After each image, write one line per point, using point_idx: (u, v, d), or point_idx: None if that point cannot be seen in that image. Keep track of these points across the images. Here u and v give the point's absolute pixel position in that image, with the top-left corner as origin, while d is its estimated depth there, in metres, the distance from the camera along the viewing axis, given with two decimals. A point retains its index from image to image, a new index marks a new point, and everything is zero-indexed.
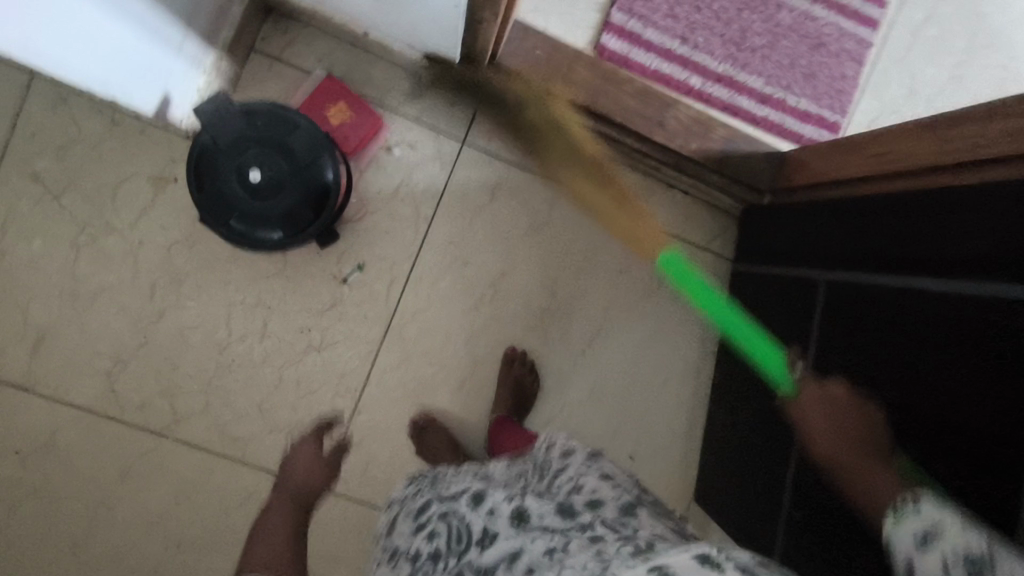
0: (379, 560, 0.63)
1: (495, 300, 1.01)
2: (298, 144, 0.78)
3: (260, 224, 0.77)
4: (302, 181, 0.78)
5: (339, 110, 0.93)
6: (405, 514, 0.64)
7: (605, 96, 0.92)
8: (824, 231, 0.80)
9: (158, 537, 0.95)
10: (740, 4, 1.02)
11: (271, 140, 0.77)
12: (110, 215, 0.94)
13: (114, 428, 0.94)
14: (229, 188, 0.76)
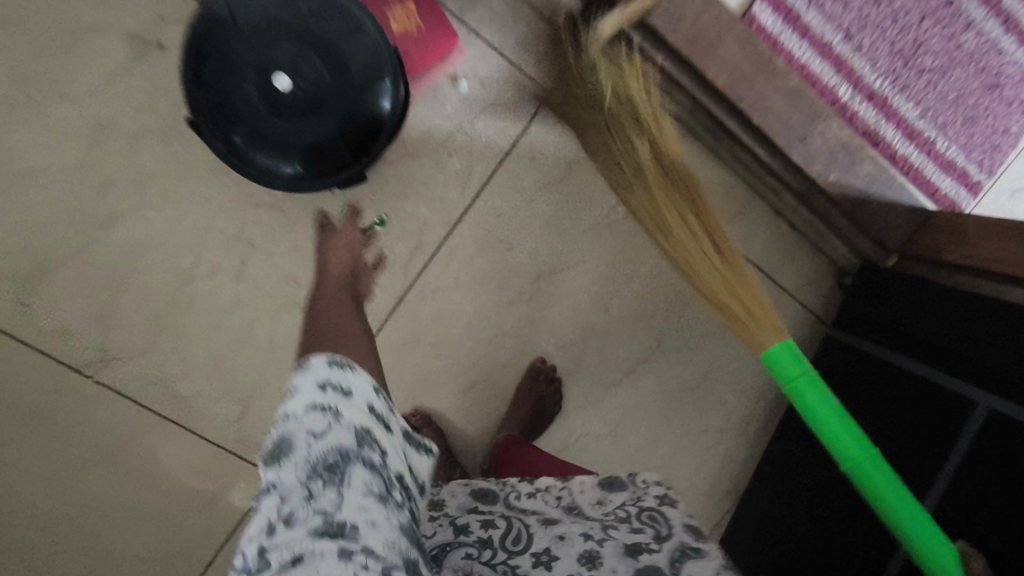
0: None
1: (535, 298, 0.82)
2: (345, 53, 0.63)
3: (274, 147, 0.65)
4: (340, 101, 0.65)
5: (404, 11, 0.71)
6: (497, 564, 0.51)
7: (749, 87, 0.71)
8: (943, 319, 0.68)
9: (56, 494, 0.75)
10: (926, 7, 0.80)
11: (309, 39, 0.63)
12: (67, 75, 0.70)
13: (20, 350, 0.73)
14: (244, 93, 0.64)
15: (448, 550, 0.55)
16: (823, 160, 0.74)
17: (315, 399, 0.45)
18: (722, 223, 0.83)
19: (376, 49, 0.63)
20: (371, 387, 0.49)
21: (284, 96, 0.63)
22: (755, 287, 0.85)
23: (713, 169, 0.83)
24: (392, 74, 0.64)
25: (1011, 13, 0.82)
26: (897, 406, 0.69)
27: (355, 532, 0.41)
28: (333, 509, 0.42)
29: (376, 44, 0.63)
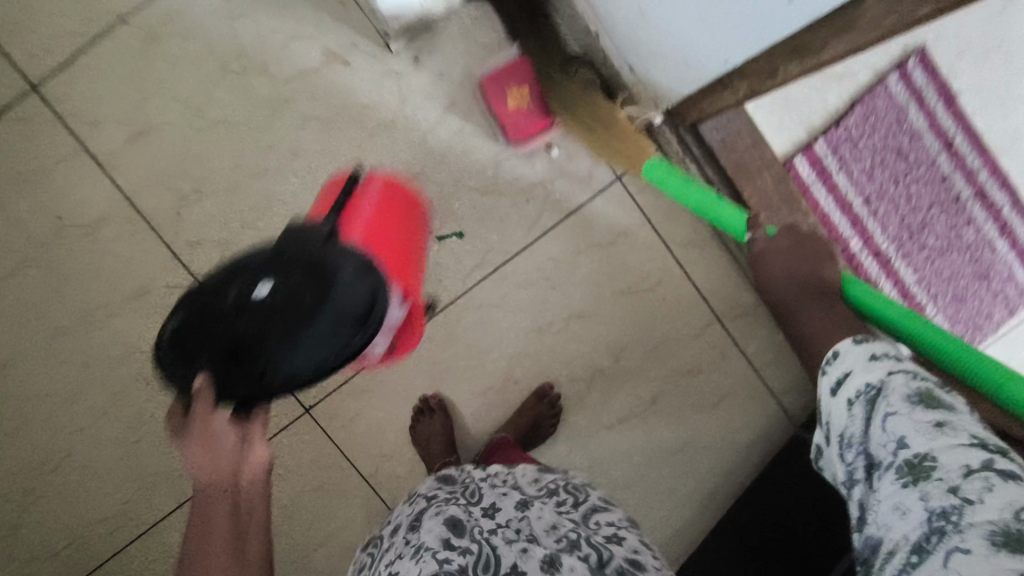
0: (399, 552, 0.59)
1: (560, 334, 0.97)
2: (339, 295, 0.66)
3: (218, 356, 0.63)
4: (310, 339, 0.66)
5: (520, 95, 0.89)
6: (435, 513, 0.61)
7: (775, 214, 0.88)
8: None
9: (136, 368, 0.93)
10: (936, 198, 0.97)
11: (303, 286, 0.66)
12: (270, 59, 0.90)
13: (157, 247, 0.91)
14: (227, 299, 0.65)
15: (425, 508, 0.63)
16: None
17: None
18: (729, 318, 0.98)
19: (364, 306, 0.68)
20: None
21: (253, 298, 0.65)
22: (744, 380, 0.99)
23: (736, 274, 0.97)
24: (358, 340, 0.68)
25: (1009, 223, 0.99)
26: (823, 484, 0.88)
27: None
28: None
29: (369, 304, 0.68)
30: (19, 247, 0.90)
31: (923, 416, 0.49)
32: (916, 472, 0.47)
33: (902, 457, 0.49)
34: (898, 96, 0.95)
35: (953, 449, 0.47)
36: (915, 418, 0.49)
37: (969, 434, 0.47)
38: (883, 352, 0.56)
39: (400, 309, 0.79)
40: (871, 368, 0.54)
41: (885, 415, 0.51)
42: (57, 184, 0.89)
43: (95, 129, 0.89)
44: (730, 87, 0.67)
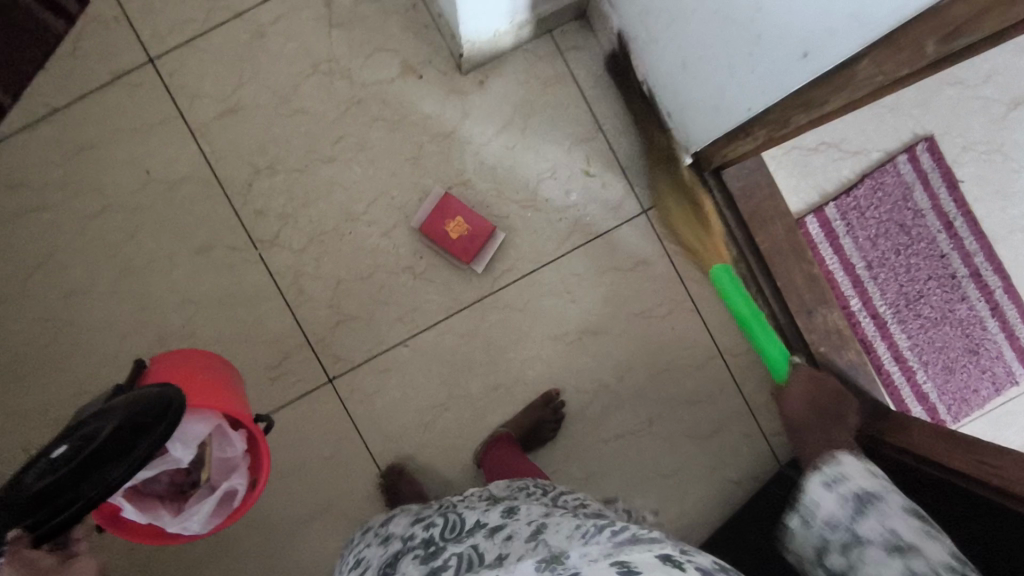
0: (369, 544, 0.75)
1: (571, 345, 1.05)
2: (130, 418, 0.74)
3: (27, 506, 0.68)
4: (107, 457, 0.72)
5: (456, 224, 1.01)
6: (404, 515, 0.77)
7: (782, 259, 0.96)
8: None
9: (182, 315, 1.02)
10: (933, 273, 1.06)
11: (88, 445, 0.73)
12: (354, 64, 1.03)
13: (227, 211, 1.02)
14: (27, 481, 0.71)
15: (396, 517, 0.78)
16: (820, 334, 0.96)
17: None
18: (731, 355, 1.05)
19: (149, 407, 0.75)
20: None
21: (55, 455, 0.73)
22: (739, 415, 1.05)
23: None
24: (160, 428, 0.73)
25: (1000, 304, 1.06)
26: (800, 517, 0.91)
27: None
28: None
29: (163, 397, 0.76)
30: (109, 194, 1.02)
31: (914, 521, 0.64)
32: (916, 568, 0.59)
33: (890, 541, 0.63)
34: (905, 175, 1.05)
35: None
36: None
37: (909, 512, 0.65)
38: (870, 467, 0.73)
39: (240, 439, 0.87)
40: (866, 478, 0.71)
41: (873, 515, 0.66)
42: (152, 144, 1.01)
43: (194, 101, 1.02)
44: (750, 135, 0.77)
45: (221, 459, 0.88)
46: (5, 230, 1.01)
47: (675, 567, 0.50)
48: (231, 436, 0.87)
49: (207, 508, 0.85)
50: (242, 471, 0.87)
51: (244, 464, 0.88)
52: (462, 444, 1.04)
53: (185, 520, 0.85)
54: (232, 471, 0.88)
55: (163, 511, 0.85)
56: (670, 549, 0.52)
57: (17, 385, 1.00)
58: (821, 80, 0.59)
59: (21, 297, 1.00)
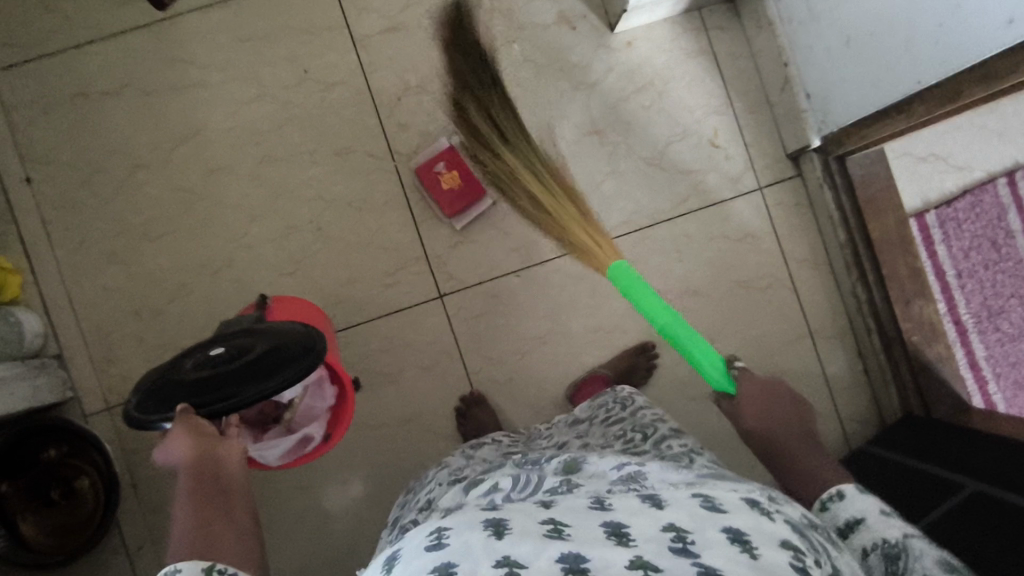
0: (454, 462, 0.78)
1: (673, 301, 1.09)
2: (279, 345, 0.68)
3: (186, 393, 0.66)
4: (253, 374, 0.66)
5: (452, 176, 1.05)
6: (490, 446, 0.80)
7: (889, 249, 1.02)
8: (943, 443, 0.94)
9: (312, 210, 1.06)
10: (1017, 291, 1.12)
11: (242, 356, 0.68)
12: (515, 6, 1.09)
13: (372, 119, 1.07)
14: (184, 372, 0.68)
15: (478, 446, 0.81)
16: (914, 324, 1.02)
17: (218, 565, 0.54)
18: (820, 336, 1.10)
19: (299, 341, 0.69)
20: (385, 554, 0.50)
21: (213, 355, 0.69)
22: (820, 394, 1.10)
23: (835, 299, 1.11)
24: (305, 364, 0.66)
25: None
26: (872, 475, 0.96)
27: (521, 561, 0.43)
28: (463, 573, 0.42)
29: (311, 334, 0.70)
30: (264, 83, 1.06)
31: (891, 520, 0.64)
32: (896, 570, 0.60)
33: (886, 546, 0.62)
34: (1004, 196, 1.12)
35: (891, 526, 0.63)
36: (885, 521, 0.64)
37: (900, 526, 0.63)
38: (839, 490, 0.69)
39: (330, 394, 0.87)
40: (864, 502, 0.67)
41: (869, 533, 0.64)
42: (313, 45, 1.06)
43: (360, 13, 1.07)
44: (907, 112, 0.83)
45: (306, 406, 0.86)
46: (160, 100, 1.05)
47: (763, 513, 0.52)
48: (324, 390, 0.87)
49: (287, 445, 0.82)
50: (322, 423, 0.86)
51: (325, 416, 0.87)
52: (553, 379, 1.08)
53: (264, 449, 0.81)
54: (312, 420, 0.86)
55: (246, 434, 0.81)
56: (757, 498, 0.55)
57: (146, 248, 1.04)
58: (1021, 47, 0.66)
59: (164, 166, 1.04)
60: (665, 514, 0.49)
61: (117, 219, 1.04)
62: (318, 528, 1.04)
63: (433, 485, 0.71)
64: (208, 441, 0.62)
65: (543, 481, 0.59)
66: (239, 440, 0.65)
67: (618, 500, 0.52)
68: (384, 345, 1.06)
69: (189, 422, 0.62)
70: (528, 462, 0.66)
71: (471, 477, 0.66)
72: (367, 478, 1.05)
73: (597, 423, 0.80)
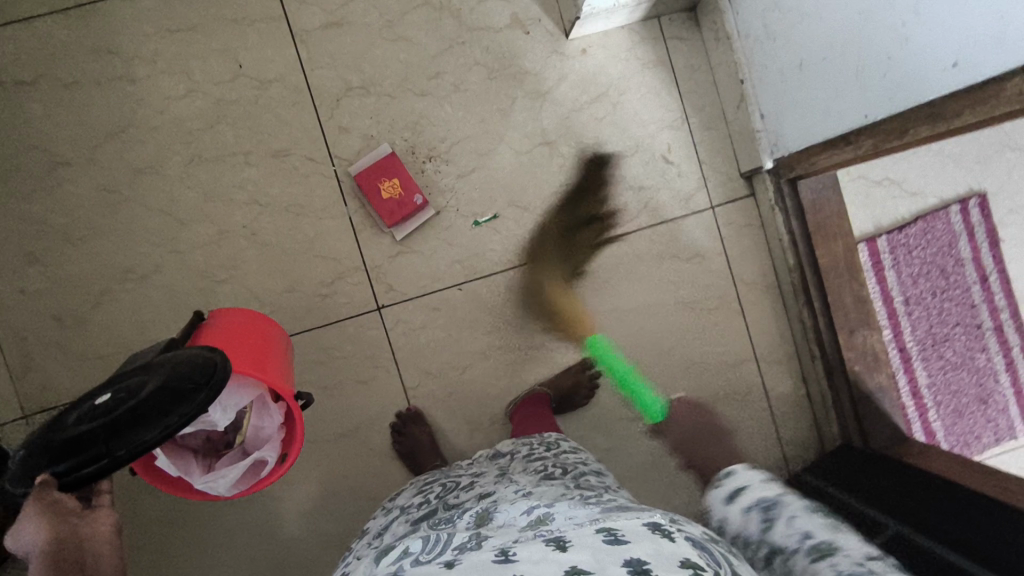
0: (379, 516, 0.75)
1: (620, 320, 1.07)
2: (167, 384, 0.61)
3: (58, 452, 0.58)
4: (139, 419, 0.59)
5: (392, 185, 1.00)
6: (413, 488, 0.77)
7: (838, 277, 1.01)
8: (873, 476, 0.93)
9: (246, 215, 1.01)
10: (963, 320, 1.12)
11: (127, 400, 0.61)
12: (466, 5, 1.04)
13: (311, 120, 1.01)
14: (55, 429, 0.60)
15: (403, 493, 0.77)
16: (858, 353, 1.01)
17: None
18: (766, 360, 1.09)
19: (194, 372, 0.62)
20: None
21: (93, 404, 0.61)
22: (762, 418, 1.09)
23: (782, 323, 1.09)
24: (202, 397, 0.60)
25: (1015, 362, 1.13)
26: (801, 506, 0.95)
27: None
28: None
29: (203, 370, 0.63)
30: (195, 78, 1.00)
31: (813, 518, 0.64)
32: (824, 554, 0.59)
33: (809, 542, 0.61)
34: (955, 224, 1.11)
35: (805, 521, 0.63)
36: (813, 520, 0.63)
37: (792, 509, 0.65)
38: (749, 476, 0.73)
39: (278, 412, 0.80)
40: (765, 487, 0.70)
41: (790, 514, 0.65)
42: (249, 39, 1.00)
43: (300, 5, 1.01)
44: (854, 144, 0.80)
45: (254, 428, 0.79)
46: (83, 93, 0.98)
47: (663, 535, 0.51)
48: (270, 408, 0.80)
49: (235, 473, 0.76)
50: (276, 444, 0.79)
51: (279, 436, 0.80)
52: (494, 396, 1.05)
53: (212, 481, 0.76)
54: (264, 442, 0.79)
55: (190, 469, 0.77)
56: (659, 520, 0.53)
57: (66, 249, 0.98)
58: (964, 92, 0.63)
59: (86, 163, 0.98)
60: (565, 556, 0.47)
61: (34, 219, 0.98)
62: (247, 544, 1.01)
63: (352, 559, 0.66)
64: (64, 524, 0.53)
65: (453, 538, 0.57)
66: (107, 522, 0.56)
67: (522, 548, 0.50)
68: (318, 357, 1.02)
69: (42, 502, 0.54)
70: (442, 518, 0.63)
71: (388, 543, 0.62)
72: (301, 493, 1.02)
73: (518, 458, 0.77)
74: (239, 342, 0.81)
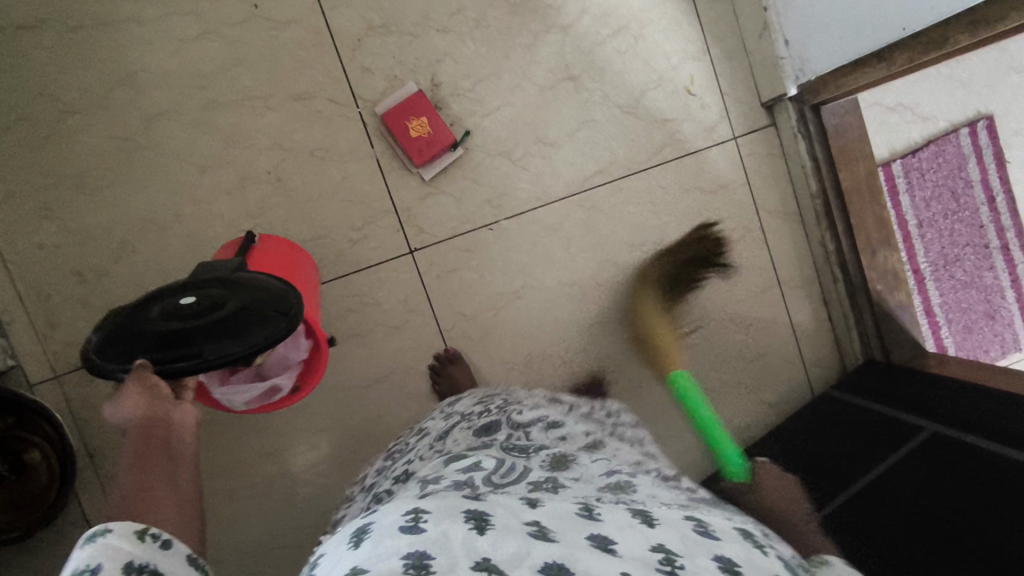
0: (429, 428, 0.76)
1: (648, 253, 1.08)
2: (253, 306, 0.67)
3: (151, 344, 0.63)
4: (225, 330, 0.65)
5: (419, 124, 0.98)
6: (467, 409, 0.79)
7: (859, 200, 1.04)
8: (904, 383, 0.98)
9: (270, 161, 0.98)
10: (971, 240, 1.17)
11: (216, 312, 0.66)
12: None
13: (332, 61, 0.99)
14: (149, 321, 0.65)
15: (453, 414, 0.78)
16: (878, 273, 1.05)
17: (135, 558, 0.47)
18: (788, 286, 1.12)
19: (276, 306, 0.69)
20: (347, 538, 0.44)
21: (180, 308, 0.67)
22: (787, 342, 1.12)
23: (803, 249, 1.12)
24: (285, 325, 0.66)
25: (1018, 279, 1.19)
26: (834, 419, 1.01)
27: (500, 566, 0.38)
28: (440, 569, 0.37)
29: (283, 303, 0.69)
30: (209, 18, 0.96)
31: None
32: None
33: None
34: (965, 146, 1.14)
35: None
36: None
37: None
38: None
39: (306, 346, 0.82)
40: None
41: None
42: None
43: None
44: (886, 60, 0.82)
45: (279, 354, 0.80)
46: (91, 36, 0.94)
47: (756, 546, 0.49)
48: (299, 341, 0.81)
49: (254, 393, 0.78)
50: (293, 374, 0.81)
51: (297, 367, 0.83)
52: (528, 333, 1.06)
53: (230, 393, 0.76)
54: (285, 369, 0.81)
55: (214, 374, 0.75)
56: (747, 529, 0.52)
57: (84, 203, 0.95)
58: None
59: (100, 111, 0.95)
60: (654, 534, 0.45)
61: (50, 172, 0.94)
62: (289, 490, 1.02)
63: (408, 456, 0.71)
64: (156, 406, 0.59)
65: (527, 471, 0.56)
66: (192, 414, 0.62)
67: (607, 510, 0.48)
68: (352, 302, 1.02)
69: (142, 384, 0.59)
70: (512, 444, 0.63)
71: (453, 452, 0.63)
72: (342, 437, 1.03)
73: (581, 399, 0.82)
74: (287, 272, 0.86)
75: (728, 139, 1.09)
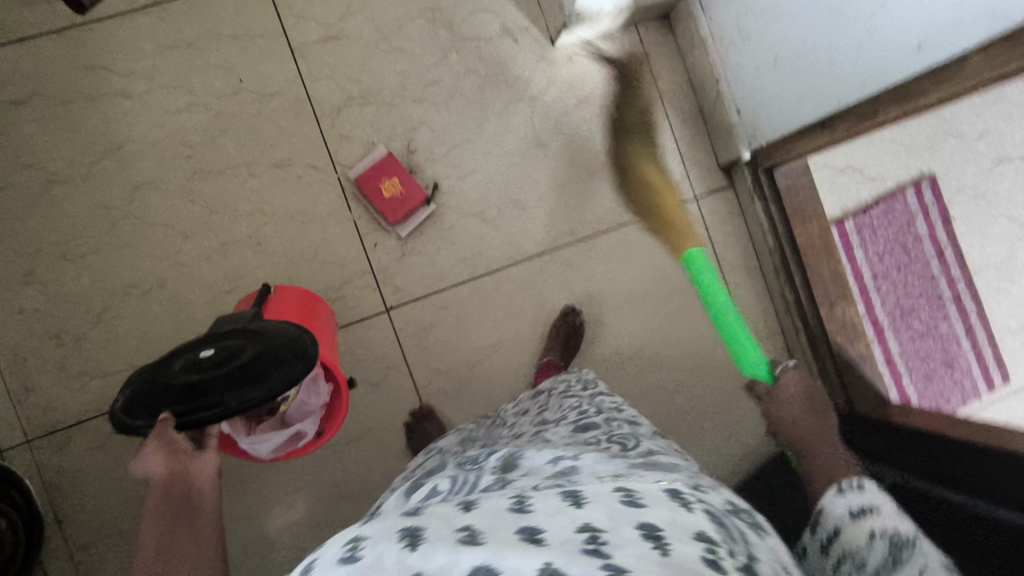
0: (414, 460, 0.78)
1: (618, 308, 1.12)
2: (270, 348, 0.69)
3: (176, 397, 0.67)
4: (245, 378, 0.67)
5: (391, 183, 1.02)
6: (452, 438, 0.80)
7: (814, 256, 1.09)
8: (879, 435, 1.00)
9: (251, 225, 1.02)
10: (926, 291, 1.22)
11: (234, 359, 0.69)
12: (456, 18, 1.09)
13: (312, 130, 1.04)
14: (173, 375, 0.68)
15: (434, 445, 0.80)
16: (838, 325, 1.09)
17: None
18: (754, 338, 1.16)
19: (292, 346, 0.70)
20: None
21: (200, 360, 0.69)
22: None
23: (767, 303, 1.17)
24: (300, 366, 0.68)
25: (977, 327, 1.22)
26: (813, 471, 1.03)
27: None
28: None
29: (298, 343, 0.71)
30: (196, 92, 1.01)
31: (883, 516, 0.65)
32: None
33: None
34: (913, 203, 1.21)
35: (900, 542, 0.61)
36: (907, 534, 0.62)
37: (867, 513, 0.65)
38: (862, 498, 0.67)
39: (326, 390, 0.85)
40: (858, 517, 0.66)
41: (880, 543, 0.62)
42: (249, 54, 1.03)
43: (297, 22, 1.04)
44: (828, 127, 0.89)
45: (300, 402, 0.84)
46: (83, 110, 0.99)
47: (683, 505, 0.49)
48: (318, 385, 0.85)
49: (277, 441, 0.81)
50: (316, 419, 0.84)
51: (320, 413, 0.86)
52: (502, 388, 1.08)
53: (257, 443, 0.80)
54: (306, 416, 0.84)
55: (239, 427, 0.80)
56: (678, 488, 0.51)
57: (67, 267, 0.97)
58: (930, 72, 0.72)
59: (88, 181, 0.98)
60: (580, 514, 0.45)
61: (34, 238, 0.97)
62: (263, 555, 1.00)
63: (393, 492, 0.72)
64: (176, 464, 0.64)
65: (478, 482, 0.57)
66: (210, 463, 0.67)
67: (539, 497, 0.48)
68: None
69: (159, 442, 0.63)
70: (467, 460, 0.64)
71: (414, 481, 0.64)
72: (319, 497, 1.02)
73: (556, 396, 0.83)
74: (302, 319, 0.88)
75: (690, 200, 1.15)
